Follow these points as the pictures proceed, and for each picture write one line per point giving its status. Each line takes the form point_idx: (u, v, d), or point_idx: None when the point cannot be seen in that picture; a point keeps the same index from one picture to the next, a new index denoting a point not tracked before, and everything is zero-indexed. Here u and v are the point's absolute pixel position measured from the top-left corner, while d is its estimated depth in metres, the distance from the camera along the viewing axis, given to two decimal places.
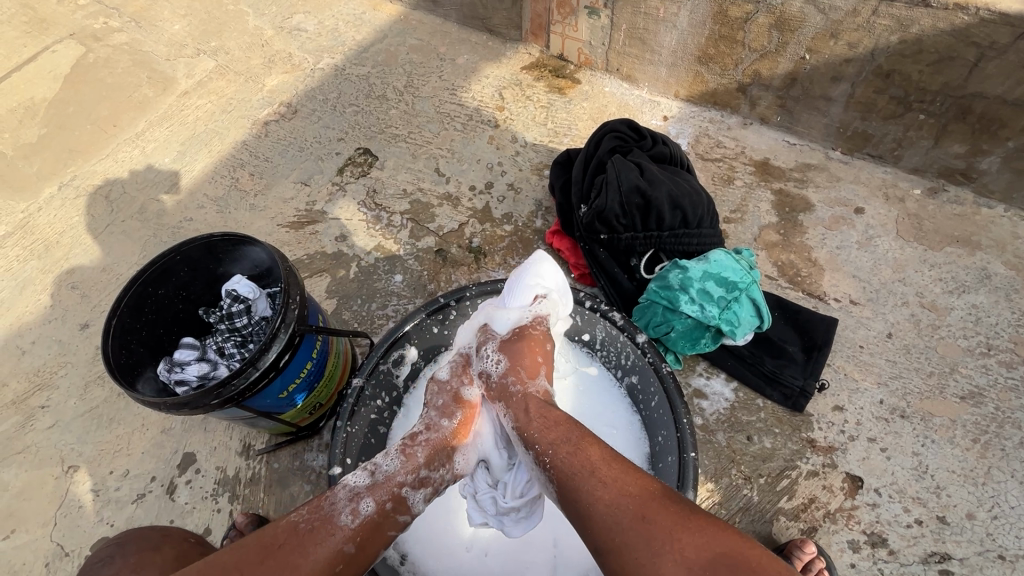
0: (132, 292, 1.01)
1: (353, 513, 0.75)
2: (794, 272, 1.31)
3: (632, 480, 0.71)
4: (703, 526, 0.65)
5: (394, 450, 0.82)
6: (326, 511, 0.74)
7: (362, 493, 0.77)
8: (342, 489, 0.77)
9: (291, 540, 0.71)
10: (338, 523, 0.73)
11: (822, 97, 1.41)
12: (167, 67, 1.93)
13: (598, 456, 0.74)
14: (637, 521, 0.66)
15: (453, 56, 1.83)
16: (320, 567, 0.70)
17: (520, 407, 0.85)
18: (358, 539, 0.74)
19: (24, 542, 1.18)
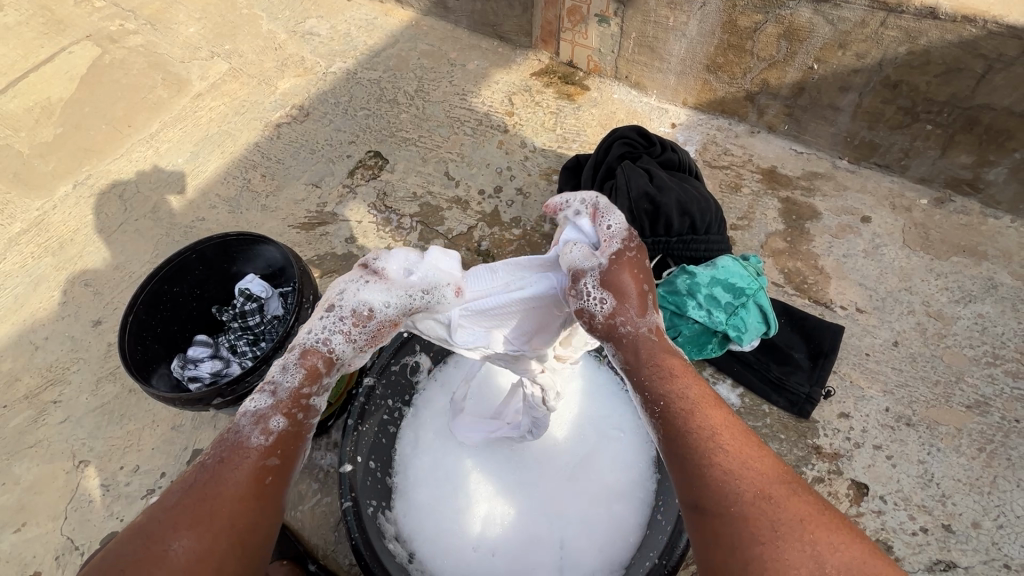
0: (148, 289, 1.02)
1: (263, 428, 0.66)
2: (800, 279, 1.32)
3: (758, 457, 0.63)
4: (834, 524, 0.59)
5: (292, 362, 0.70)
6: (232, 440, 0.66)
7: (269, 410, 0.68)
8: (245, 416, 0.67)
9: (201, 479, 0.63)
10: (246, 443, 0.65)
11: (830, 106, 1.42)
12: (181, 69, 1.96)
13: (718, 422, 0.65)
14: (760, 500, 0.59)
15: (464, 61, 1.85)
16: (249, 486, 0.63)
17: (629, 349, 0.72)
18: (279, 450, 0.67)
19: (34, 535, 1.20)
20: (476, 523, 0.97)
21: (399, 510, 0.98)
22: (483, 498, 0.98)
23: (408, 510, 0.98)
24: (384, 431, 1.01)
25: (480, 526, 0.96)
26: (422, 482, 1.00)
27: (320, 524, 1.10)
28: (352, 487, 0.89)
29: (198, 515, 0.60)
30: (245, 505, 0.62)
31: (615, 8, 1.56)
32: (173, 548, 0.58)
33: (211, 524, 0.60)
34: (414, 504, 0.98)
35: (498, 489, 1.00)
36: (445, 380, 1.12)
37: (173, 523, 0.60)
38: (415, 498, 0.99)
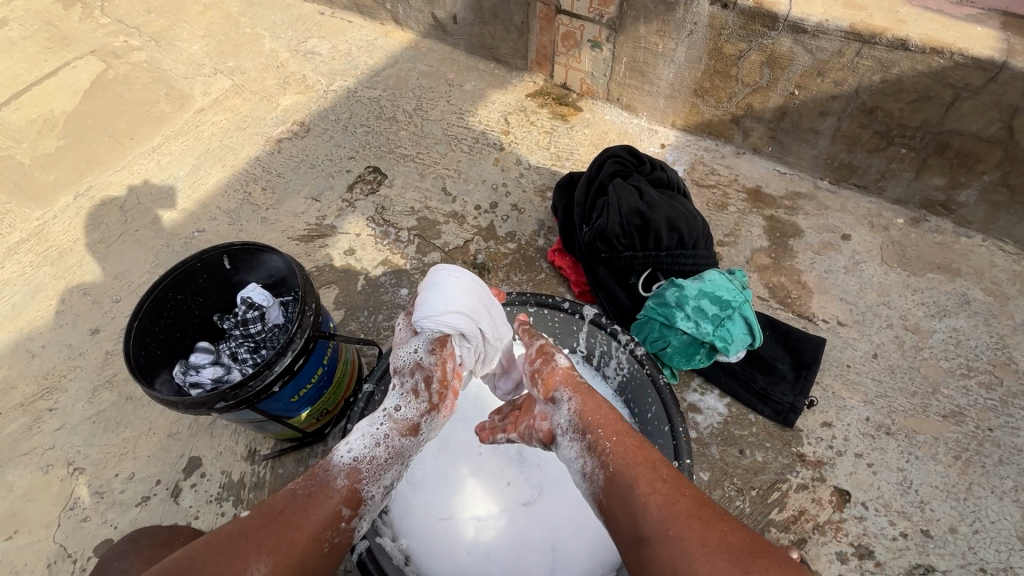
0: (153, 295, 1.05)
1: (353, 480, 0.84)
2: (784, 293, 1.37)
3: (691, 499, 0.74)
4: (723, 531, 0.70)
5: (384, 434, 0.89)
6: (321, 478, 0.83)
7: (359, 458, 0.86)
8: (337, 458, 0.85)
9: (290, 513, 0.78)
10: (336, 488, 0.82)
11: (811, 130, 1.49)
12: (184, 85, 2.00)
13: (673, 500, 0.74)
14: (693, 520, 0.71)
15: (461, 82, 1.92)
16: (289, 557, 0.74)
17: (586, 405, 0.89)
18: (354, 510, 0.83)
19: (25, 543, 1.19)
20: (470, 527, 0.98)
21: (395, 513, 1.00)
22: (478, 502, 1.00)
23: (404, 513, 1.00)
24: None
25: (474, 529, 0.98)
26: (416, 486, 1.02)
27: None
28: None
29: (274, 544, 0.74)
30: (309, 552, 0.77)
31: (607, 34, 1.63)
32: (252, 568, 0.72)
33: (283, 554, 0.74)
34: (409, 508, 1.00)
35: (491, 493, 1.02)
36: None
37: (257, 544, 0.74)
38: (410, 501, 1.01)
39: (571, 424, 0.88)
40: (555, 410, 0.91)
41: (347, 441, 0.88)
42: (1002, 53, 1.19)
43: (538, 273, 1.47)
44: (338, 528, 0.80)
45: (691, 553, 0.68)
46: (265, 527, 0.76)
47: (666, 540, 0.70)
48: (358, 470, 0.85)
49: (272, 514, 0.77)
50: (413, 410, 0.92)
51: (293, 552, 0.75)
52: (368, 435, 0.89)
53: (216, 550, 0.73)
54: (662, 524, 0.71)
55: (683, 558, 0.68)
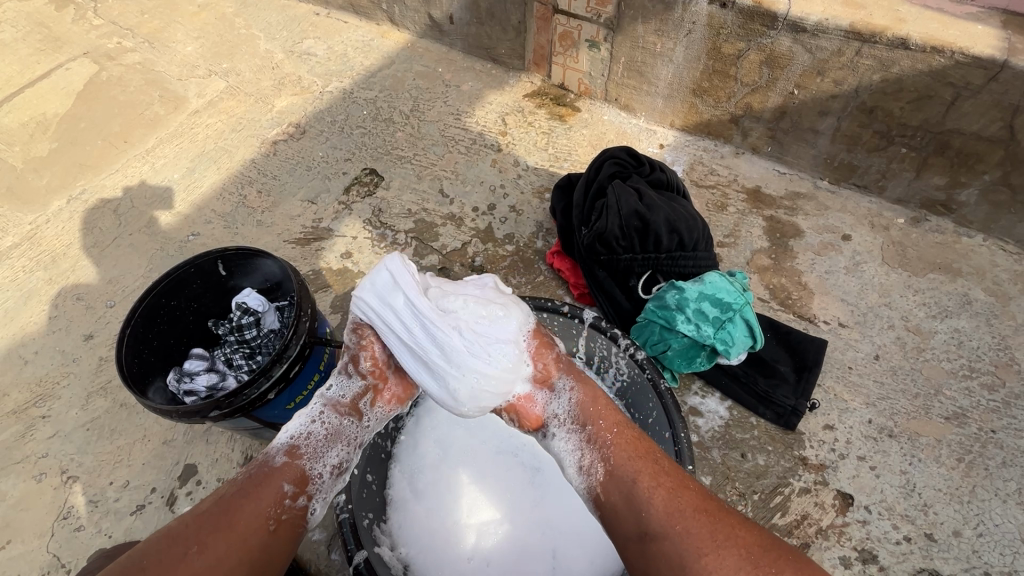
0: (146, 302, 1.03)
1: (293, 457, 0.84)
2: (785, 294, 1.36)
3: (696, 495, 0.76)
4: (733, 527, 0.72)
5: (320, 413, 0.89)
6: (260, 463, 0.83)
7: (297, 438, 0.86)
8: (275, 443, 0.86)
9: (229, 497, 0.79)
10: (274, 469, 0.82)
11: (811, 130, 1.48)
12: (179, 87, 1.98)
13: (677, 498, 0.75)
14: (700, 515, 0.73)
15: (458, 83, 1.90)
16: (233, 534, 0.75)
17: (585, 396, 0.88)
18: (300, 487, 0.83)
19: (19, 553, 1.18)
20: (470, 534, 0.97)
21: (393, 522, 0.98)
22: (480, 509, 0.99)
23: (403, 521, 0.98)
24: (381, 445, 1.01)
25: (474, 537, 0.97)
26: (416, 493, 1.01)
27: (315, 539, 1.10)
28: (348, 497, 0.89)
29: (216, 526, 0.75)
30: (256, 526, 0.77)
31: (605, 34, 1.62)
32: (193, 553, 0.73)
33: (229, 532, 0.75)
34: (408, 516, 0.98)
35: (492, 500, 1.00)
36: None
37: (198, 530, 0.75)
38: (409, 509, 0.99)
39: (568, 415, 0.87)
40: (552, 399, 0.90)
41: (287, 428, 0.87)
42: (1003, 52, 1.18)
43: (537, 276, 1.45)
44: (284, 505, 0.80)
45: (699, 549, 0.70)
46: (208, 514, 0.76)
47: (671, 536, 0.72)
48: (297, 449, 0.85)
49: (214, 500, 0.78)
50: (351, 394, 0.91)
51: (237, 533, 0.76)
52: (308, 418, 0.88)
53: (157, 544, 0.74)
54: (669, 521, 0.73)
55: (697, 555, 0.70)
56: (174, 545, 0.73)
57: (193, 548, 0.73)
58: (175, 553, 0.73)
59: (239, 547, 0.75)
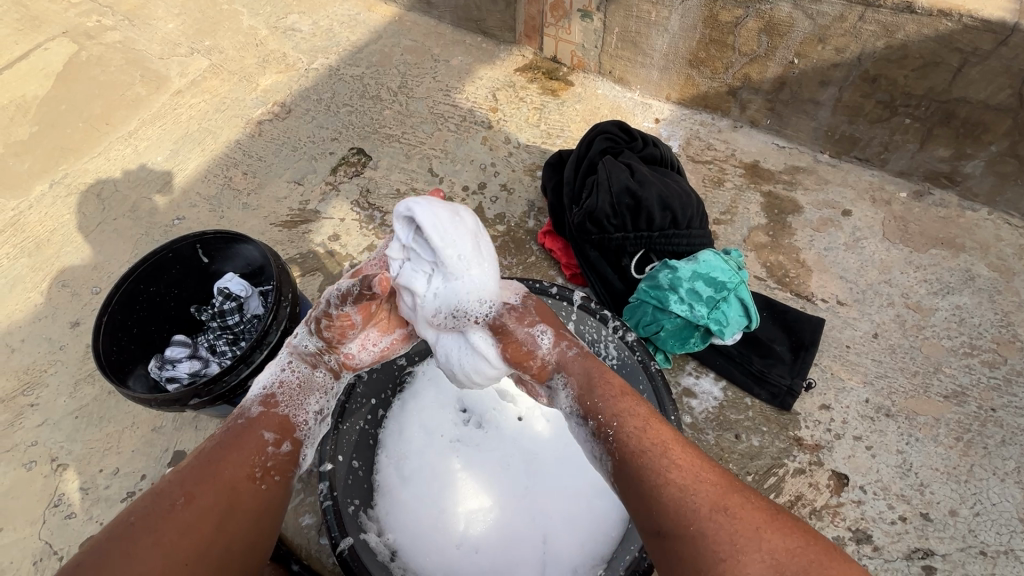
0: (123, 288, 1.01)
1: (270, 406, 0.83)
2: (782, 272, 1.33)
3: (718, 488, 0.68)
4: (762, 526, 0.65)
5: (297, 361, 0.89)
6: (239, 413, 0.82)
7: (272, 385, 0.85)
8: (253, 393, 0.85)
9: (211, 447, 0.76)
10: (252, 416, 0.81)
11: (811, 101, 1.43)
12: (160, 66, 1.93)
13: (692, 494, 0.67)
14: (717, 512, 0.66)
15: (447, 58, 1.84)
16: (220, 483, 0.73)
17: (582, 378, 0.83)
18: (283, 434, 0.82)
19: (11, 540, 1.18)
20: (458, 521, 0.96)
21: (381, 508, 0.97)
22: (468, 496, 0.97)
23: (390, 509, 0.97)
24: (368, 432, 1.01)
25: (462, 523, 0.95)
26: (403, 480, 0.99)
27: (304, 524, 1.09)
28: (332, 484, 0.87)
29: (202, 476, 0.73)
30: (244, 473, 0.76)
31: (597, 2, 1.56)
32: (179, 502, 0.70)
33: (217, 481, 0.73)
34: (396, 502, 0.97)
35: (481, 484, 0.99)
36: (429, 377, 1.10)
37: (182, 482, 0.72)
38: (397, 495, 0.98)
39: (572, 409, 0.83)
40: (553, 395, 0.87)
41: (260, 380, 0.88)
42: (1014, 15, 1.12)
43: (529, 256, 1.42)
44: (267, 451, 0.79)
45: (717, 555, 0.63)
46: (189, 467, 0.74)
47: (684, 538, 0.66)
48: (272, 398, 0.84)
49: (193, 456, 0.76)
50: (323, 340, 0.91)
51: (222, 481, 0.74)
52: (280, 368, 0.88)
53: (139, 499, 0.71)
54: (681, 522, 0.66)
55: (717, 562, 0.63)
56: (154, 500, 0.70)
57: (179, 500, 0.70)
58: (156, 506, 0.70)
59: (225, 497, 0.73)
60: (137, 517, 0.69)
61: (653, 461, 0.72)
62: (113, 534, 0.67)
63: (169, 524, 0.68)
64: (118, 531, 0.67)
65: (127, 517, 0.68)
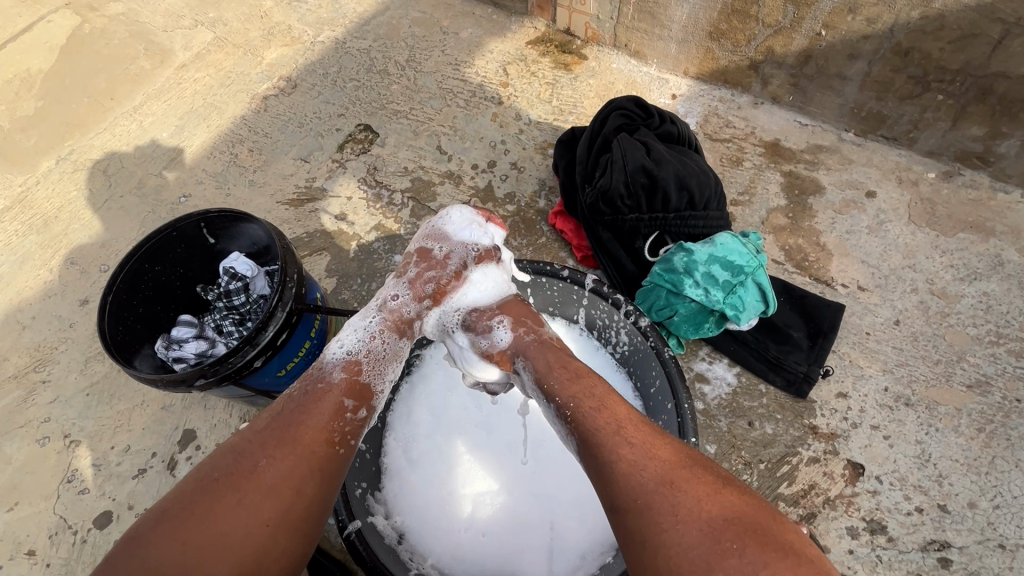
0: (128, 268, 0.99)
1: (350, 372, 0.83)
2: (801, 256, 1.29)
3: (674, 461, 0.69)
4: (715, 499, 0.65)
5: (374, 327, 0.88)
6: (318, 376, 0.82)
7: (355, 352, 0.85)
8: (330, 356, 0.85)
9: (290, 408, 0.78)
10: (333, 381, 0.81)
11: (838, 76, 1.36)
12: (164, 39, 1.88)
13: (645, 468, 0.68)
14: (666, 486, 0.66)
15: (457, 30, 1.78)
16: (297, 448, 0.74)
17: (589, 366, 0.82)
18: (360, 400, 0.82)
19: (27, 514, 1.20)
20: (466, 505, 0.95)
21: (388, 491, 0.96)
22: (475, 480, 0.96)
23: (398, 491, 0.96)
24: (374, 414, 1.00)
25: (470, 508, 0.94)
26: (411, 463, 0.98)
27: None
28: None
29: (280, 439, 0.74)
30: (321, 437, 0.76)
31: None
32: (259, 465, 0.72)
33: (295, 445, 0.74)
34: (404, 485, 0.97)
35: (488, 469, 0.97)
36: (436, 360, 1.08)
37: (261, 443, 0.74)
38: (404, 478, 0.97)
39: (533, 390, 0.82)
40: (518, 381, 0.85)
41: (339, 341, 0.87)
42: None
43: (539, 237, 1.38)
44: (345, 417, 0.80)
45: (663, 527, 0.64)
46: (269, 429, 0.75)
47: (635, 510, 0.66)
48: (352, 362, 0.84)
49: (273, 417, 0.77)
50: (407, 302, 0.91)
51: (301, 444, 0.75)
52: (361, 330, 0.87)
53: (221, 456, 0.73)
54: (632, 494, 0.67)
55: (664, 536, 0.64)
56: (237, 460, 0.72)
57: (258, 462, 0.72)
58: (239, 466, 0.72)
59: (306, 461, 0.74)
60: (224, 475, 0.71)
61: (608, 429, 0.72)
62: (199, 492, 0.69)
63: (249, 487, 0.70)
64: (205, 488, 0.70)
65: (212, 475, 0.71)
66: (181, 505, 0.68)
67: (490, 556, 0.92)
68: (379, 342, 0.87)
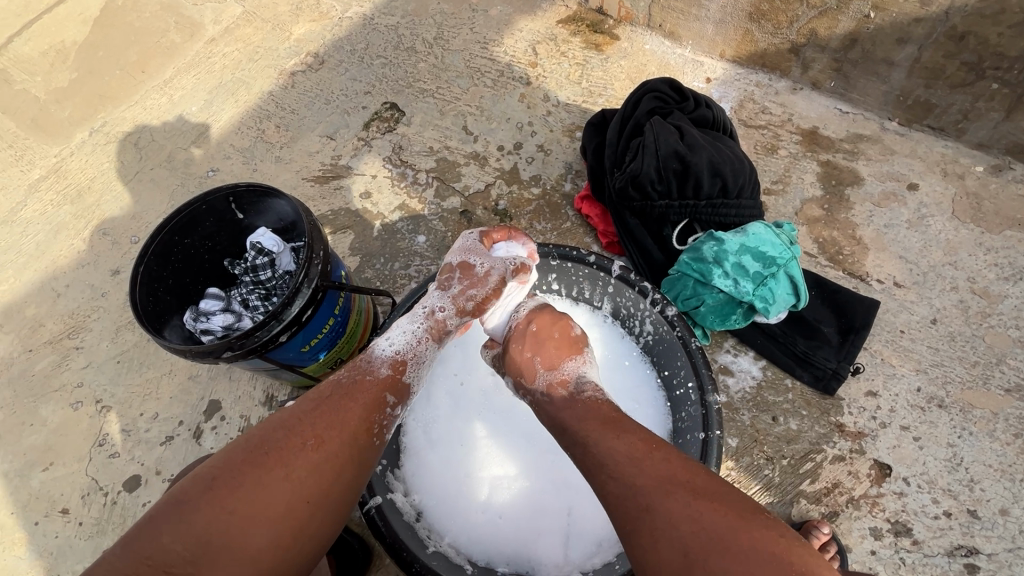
0: (159, 240, 1.01)
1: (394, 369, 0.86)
2: (835, 249, 1.25)
3: (651, 481, 0.68)
4: (692, 517, 0.63)
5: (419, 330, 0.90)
6: (364, 368, 0.85)
7: (403, 352, 0.88)
8: (378, 350, 0.87)
9: (338, 394, 0.80)
10: (379, 374, 0.84)
11: (884, 61, 1.29)
12: (194, 12, 1.88)
13: (623, 494, 0.68)
14: (641, 511, 0.66)
15: (486, 7, 1.74)
16: (343, 432, 0.76)
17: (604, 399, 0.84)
18: (399, 399, 0.85)
19: (61, 474, 1.24)
20: (484, 488, 0.95)
21: (407, 469, 0.97)
22: (494, 463, 0.97)
23: (417, 471, 0.97)
24: None
25: (487, 491, 0.95)
26: (430, 443, 0.99)
27: None
28: None
29: (326, 421, 0.76)
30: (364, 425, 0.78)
31: None
32: (306, 443, 0.73)
33: (340, 429, 0.76)
34: (423, 465, 0.97)
35: (507, 451, 0.98)
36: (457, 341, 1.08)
37: (309, 423, 0.75)
38: (423, 458, 0.98)
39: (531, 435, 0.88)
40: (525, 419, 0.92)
41: (387, 337, 0.89)
42: None
43: (564, 222, 1.36)
44: (386, 411, 0.82)
45: (644, 550, 0.64)
46: (316, 410, 0.77)
47: (621, 535, 0.67)
48: (398, 359, 0.87)
49: (319, 399, 0.78)
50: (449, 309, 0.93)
51: (347, 429, 0.77)
52: (409, 331, 0.90)
53: (269, 429, 0.73)
54: (617, 521, 0.68)
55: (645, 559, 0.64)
56: (285, 435, 0.73)
57: (305, 440, 0.73)
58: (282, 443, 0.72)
59: (348, 445, 0.76)
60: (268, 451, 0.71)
61: (592, 455, 0.73)
62: (241, 468, 0.69)
63: (296, 464, 0.71)
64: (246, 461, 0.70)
65: (253, 449, 0.71)
66: (223, 476, 0.68)
67: (507, 539, 0.92)
68: (424, 348, 0.90)
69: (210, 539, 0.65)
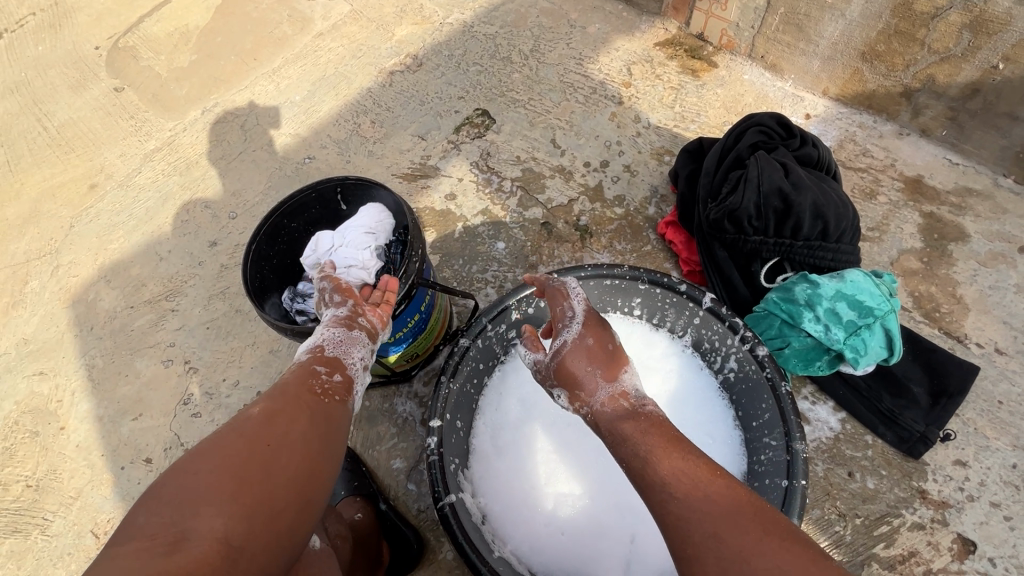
0: (271, 221, 1.08)
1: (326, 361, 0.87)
2: (932, 306, 1.19)
3: (718, 507, 0.67)
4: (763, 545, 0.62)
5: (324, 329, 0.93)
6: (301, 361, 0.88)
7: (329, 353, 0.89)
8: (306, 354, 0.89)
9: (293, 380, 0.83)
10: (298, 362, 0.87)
11: (1008, 115, 1.23)
12: (306, 7, 2.00)
13: (692, 518, 0.67)
14: (710, 536, 0.64)
15: (585, 24, 1.76)
16: (306, 406, 0.79)
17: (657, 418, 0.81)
18: (331, 367, 0.88)
19: (148, 426, 1.34)
20: (548, 501, 0.97)
21: (476, 471, 0.99)
22: (560, 477, 0.98)
23: (485, 474, 0.99)
24: (472, 395, 1.03)
25: (552, 504, 0.96)
26: (500, 449, 1.01)
27: (395, 467, 1.18)
28: (439, 441, 0.91)
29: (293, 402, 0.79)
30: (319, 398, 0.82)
31: None
32: (279, 420, 0.76)
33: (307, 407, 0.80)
34: (490, 469, 1.00)
35: (574, 468, 0.99)
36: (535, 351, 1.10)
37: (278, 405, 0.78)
38: (491, 463, 1.00)
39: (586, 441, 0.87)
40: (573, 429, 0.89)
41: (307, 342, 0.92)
42: None
43: (644, 245, 1.36)
44: (320, 377, 0.85)
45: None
46: (279, 395, 0.80)
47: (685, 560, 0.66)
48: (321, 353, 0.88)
49: (279, 388, 0.81)
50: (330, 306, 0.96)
51: (306, 404, 0.80)
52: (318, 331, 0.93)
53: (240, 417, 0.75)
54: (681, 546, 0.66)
55: None
56: (256, 418, 0.75)
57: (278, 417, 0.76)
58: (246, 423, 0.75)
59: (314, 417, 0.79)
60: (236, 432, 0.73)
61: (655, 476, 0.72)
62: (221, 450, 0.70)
63: (273, 436, 0.74)
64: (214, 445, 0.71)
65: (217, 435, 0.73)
66: (193, 462, 0.69)
67: (568, 555, 0.93)
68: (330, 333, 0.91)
69: (196, 513, 0.64)
